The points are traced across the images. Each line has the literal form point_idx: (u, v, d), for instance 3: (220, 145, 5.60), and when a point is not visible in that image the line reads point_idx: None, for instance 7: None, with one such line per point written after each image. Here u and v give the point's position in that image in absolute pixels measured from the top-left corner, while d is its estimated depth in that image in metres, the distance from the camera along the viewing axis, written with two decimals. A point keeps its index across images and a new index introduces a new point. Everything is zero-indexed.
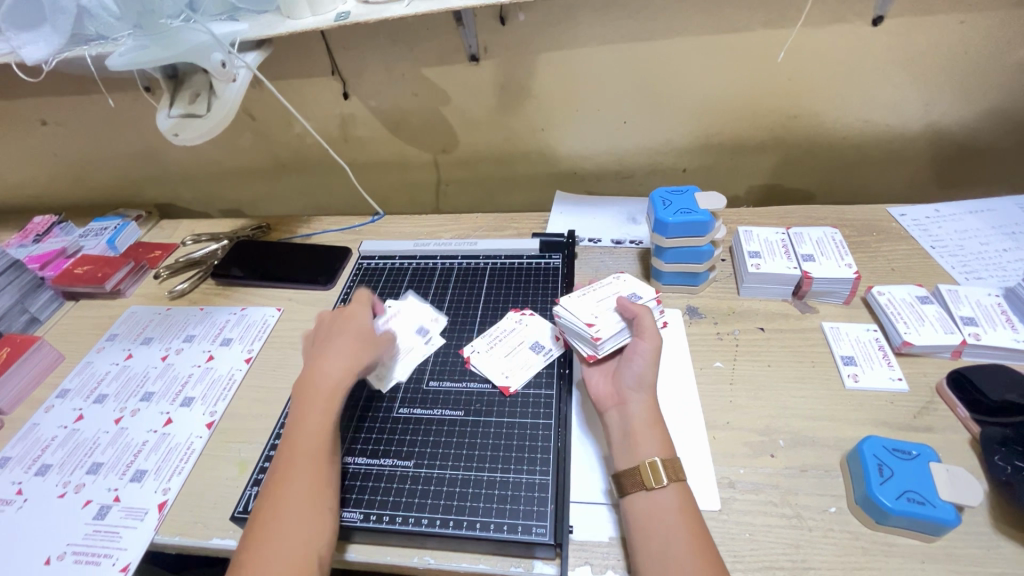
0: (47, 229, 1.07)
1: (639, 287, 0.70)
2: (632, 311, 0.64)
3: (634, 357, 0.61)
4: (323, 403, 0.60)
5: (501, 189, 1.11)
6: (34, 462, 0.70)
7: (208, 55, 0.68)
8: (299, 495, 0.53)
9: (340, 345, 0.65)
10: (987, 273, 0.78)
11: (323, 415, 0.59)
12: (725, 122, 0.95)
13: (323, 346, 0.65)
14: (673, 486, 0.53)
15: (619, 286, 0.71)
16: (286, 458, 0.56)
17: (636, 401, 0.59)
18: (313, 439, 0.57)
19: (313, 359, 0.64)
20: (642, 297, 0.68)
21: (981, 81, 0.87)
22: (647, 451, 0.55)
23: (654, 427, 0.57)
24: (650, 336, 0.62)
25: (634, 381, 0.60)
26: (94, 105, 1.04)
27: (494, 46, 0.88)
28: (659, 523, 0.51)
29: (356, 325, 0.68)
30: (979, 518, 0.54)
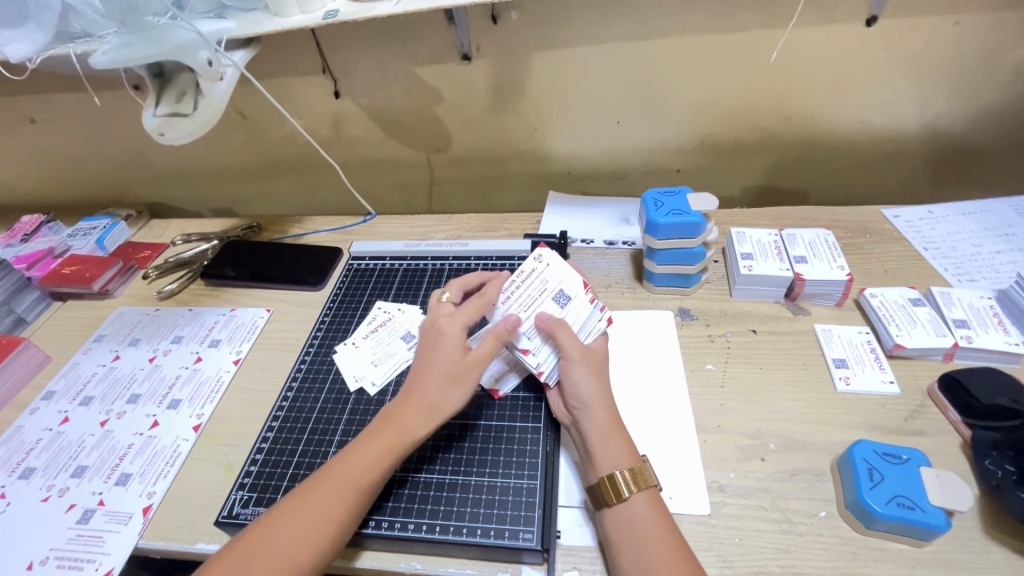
0: (35, 228, 1.06)
1: (566, 277, 0.64)
2: (550, 329, 0.59)
3: (573, 377, 0.59)
4: (386, 446, 0.55)
5: (494, 189, 1.10)
6: (18, 465, 0.69)
7: (194, 53, 0.68)
8: (315, 514, 0.51)
9: (447, 371, 0.57)
10: (979, 276, 0.78)
11: (380, 454, 0.54)
12: (718, 123, 0.95)
13: (427, 364, 0.58)
14: (641, 494, 0.52)
15: (547, 276, 0.64)
16: (324, 476, 0.54)
17: (584, 417, 0.58)
18: (358, 479, 0.53)
19: (421, 381, 0.57)
20: (569, 297, 0.62)
21: (975, 82, 0.86)
22: (607, 464, 0.54)
23: (613, 436, 0.56)
24: (575, 351, 0.59)
25: (576, 398, 0.58)
26: (82, 103, 1.02)
27: (487, 45, 0.88)
28: (631, 532, 0.50)
29: (455, 343, 0.58)
30: (969, 523, 0.54)
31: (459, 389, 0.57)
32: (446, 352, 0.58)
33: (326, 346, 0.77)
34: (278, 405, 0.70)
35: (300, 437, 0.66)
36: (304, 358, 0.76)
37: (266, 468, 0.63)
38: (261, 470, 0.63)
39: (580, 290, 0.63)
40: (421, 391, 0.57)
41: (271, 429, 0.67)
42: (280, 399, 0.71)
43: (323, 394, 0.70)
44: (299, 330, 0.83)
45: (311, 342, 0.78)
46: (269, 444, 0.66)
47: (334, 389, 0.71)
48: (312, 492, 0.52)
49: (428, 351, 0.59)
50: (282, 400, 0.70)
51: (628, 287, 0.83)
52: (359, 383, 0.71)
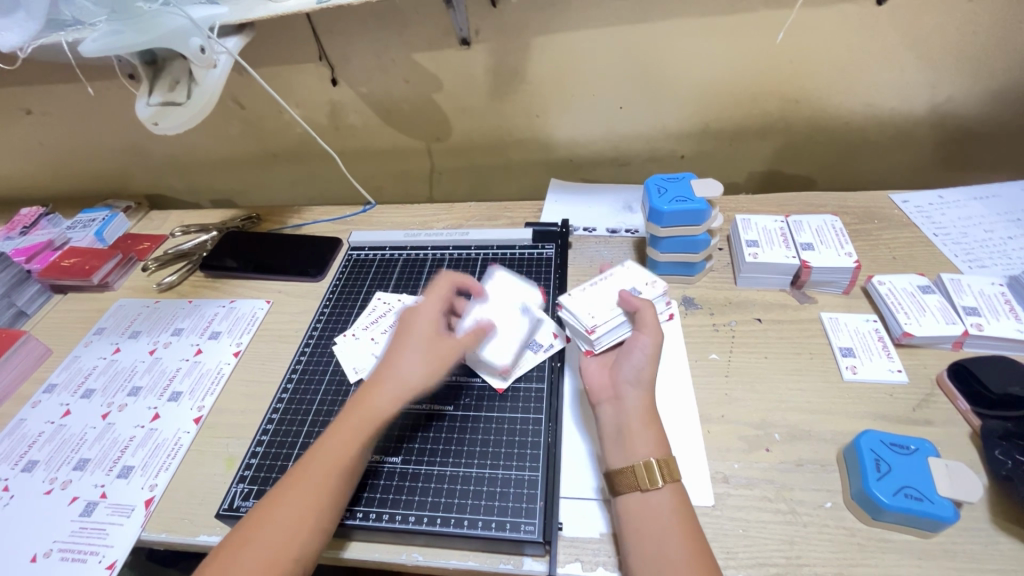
0: (34, 221, 1.05)
1: (638, 277, 0.70)
2: (635, 306, 0.63)
3: (636, 351, 0.60)
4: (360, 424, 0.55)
5: (494, 177, 1.09)
6: (21, 458, 0.69)
7: (186, 39, 0.67)
8: (297, 503, 0.51)
9: (416, 349, 0.60)
10: (990, 262, 0.76)
11: (354, 435, 0.55)
12: (723, 107, 0.93)
13: (400, 343, 0.61)
14: (669, 487, 0.51)
15: (626, 275, 0.70)
16: (302, 466, 0.54)
17: (631, 396, 0.58)
18: (336, 461, 0.53)
19: (388, 360, 0.60)
20: (641, 291, 0.67)
21: (990, 61, 0.84)
22: (642, 450, 0.53)
23: (650, 426, 0.55)
24: (654, 329, 0.61)
25: (631, 373, 0.59)
26: (76, 93, 1.01)
27: (486, 29, 0.85)
28: (653, 524, 0.50)
29: (424, 326, 0.62)
30: (977, 513, 0.53)
31: (430, 366, 0.59)
32: (419, 332, 0.61)
33: (326, 337, 0.77)
34: (278, 397, 0.69)
35: (301, 428, 0.66)
36: (303, 350, 0.75)
37: (266, 461, 0.63)
38: (261, 463, 0.63)
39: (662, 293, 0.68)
40: (390, 371, 0.59)
41: (271, 422, 0.67)
42: (280, 391, 0.70)
43: (323, 386, 0.70)
44: (299, 321, 0.82)
45: (311, 334, 0.77)
46: (269, 436, 0.65)
47: (334, 381, 0.70)
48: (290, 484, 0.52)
49: (402, 333, 0.62)
50: (282, 393, 0.70)
51: None
52: (359, 375, 0.70)
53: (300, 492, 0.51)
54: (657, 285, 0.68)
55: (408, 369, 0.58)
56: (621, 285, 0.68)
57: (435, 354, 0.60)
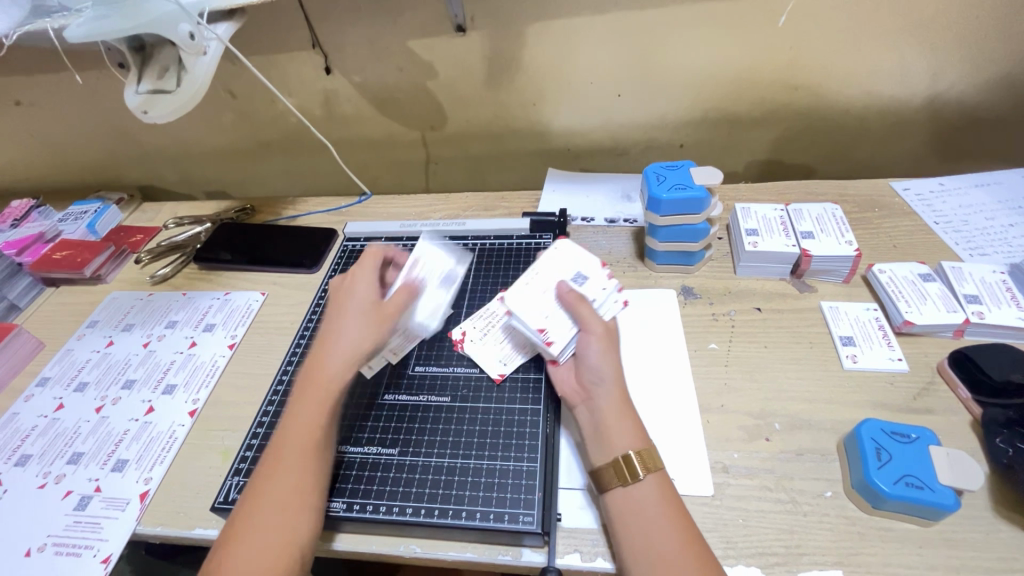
0: (25, 213, 1.04)
1: (581, 262, 0.66)
2: (573, 302, 0.61)
3: (590, 352, 0.58)
4: (323, 395, 0.56)
5: (491, 167, 1.08)
6: (14, 452, 0.68)
7: (175, 26, 0.65)
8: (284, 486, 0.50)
9: (356, 314, 0.61)
10: (991, 250, 0.76)
11: (317, 408, 0.55)
12: (722, 95, 0.92)
13: (336, 311, 0.62)
14: (651, 477, 0.51)
15: (561, 262, 0.66)
16: (276, 451, 0.53)
17: (600, 394, 0.56)
18: (310, 436, 0.53)
19: (328, 330, 0.61)
20: (588, 278, 0.64)
21: (993, 47, 0.82)
22: (619, 444, 0.53)
23: (624, 416, 0.55)
24: (595, 325, 0.59)
25: (593, 374, 0.57)
26: (65, 83, 0.99)
27: (481, 15, 0.84)
28: (639, 517, 0.49)
29: (366, 293, 0.63)
30: (978, 502, 0.53)
31: (372, 329, 0.60)
32: (357, 297, 0.63)
33: (322, 328, 0.76)
34: (274, 389, 0.69)
35: None
36: (299, 341, 0.74)
37: (262, 454, 0.62)
38: (256, 456, 0.62)
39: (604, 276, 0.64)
40: (333, 340, 0.59)
41: (267, 414, 0.66)
42: (275, 383, 0.70)
43: None
44: (295, 313, 0.81)
45: (307, 325, 0.77)
46: (265, 428, 0.65)
47: None
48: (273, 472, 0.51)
49: (338, 300, 0.64)
50: (278, 384, 0.69)
51: (630, 265, 0.81)
52: None
53: (283, 475, 0.51)
54: (596, 269, 0.65)
55: (345, 339, 0.59)
56: (560, 276, 0.65)
57: (372, 321, 0.60)
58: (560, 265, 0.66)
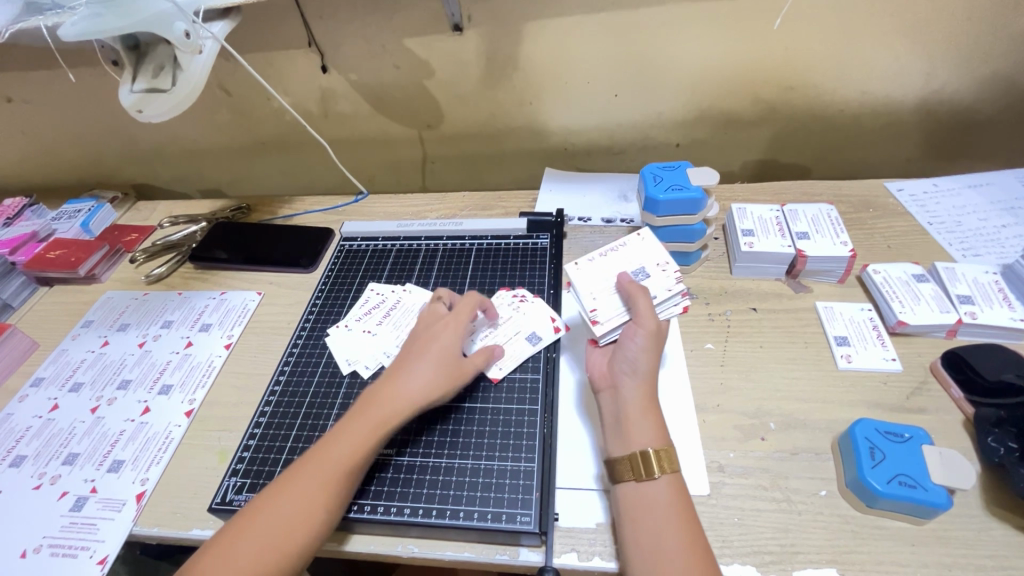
0: (17, 211, 1.03)
1: (653, 255, 0.66)
2: (632, 292, 0.61)
3: (634, 343, 0.58)
4: (369, 425, 0.54)
5: (488, 166, 1.08)
6: (9, 453, 0.68)
7: (170, 24, 0.65)
8: (300, 498, 0.50)
9: (427, 361, 0.59)
10: (984, 250, 0.76)
11: (365, 436, 0.54)
12: (719, 95, 0.92)
13: (415, 355, 0.60)
14: (666, 476, 0.51)
15: (635, 251, 0.67)
16: (305, 462, 0.53)
17: (627, 386, 0.57)
18: (342, 461, 0.52)
19: (403, 366, 0.59)
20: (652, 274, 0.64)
21: (986, 49, 0.83)
22: (639, 440, 0.53)
23: (649, 413, 0.55)
24: (647, 321, 0.59)
25: (628, 364, 0.58)
26: (59, 81, 0.99)
27: (478, 14, 0.84)
28: (649, 515, 0.49)
29: (446, 345, 0.61)
30: (969, 500, 0.53)
31: (438, 384, 0.58)
32: (435, 346, 0.60)
33: (320, 328, 0.76)
34: (271, 390, 0.69)
35: (294, 421, 0.65)
36: (295, 342, 0.74)
37: (259, 454, 0.62)
38: (254, 456, 0.62)
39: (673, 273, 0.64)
40: (396, 384, 0.57)
41: (264, 414, 0.66)
42: (272, 383, 0.69)
43: (316, 378, 0.69)
44: (291, 313, 0.81)
45: (304, 325, 0.77)
46: (262, 429, 0.65)
47: (327, 373, 0.70)
48: (294, 480, 0.52)
49: (419, 343, 0.61)
50: (274, 385, 0.69)
51: None
52: (352, 366, 0.70)
53: (303, 487, 0.51)
54: (670, 269, 0.64)
55: (414, 384, 0.57)
56: (628, 263, 0.65)
57: (444, 372, 0.59)
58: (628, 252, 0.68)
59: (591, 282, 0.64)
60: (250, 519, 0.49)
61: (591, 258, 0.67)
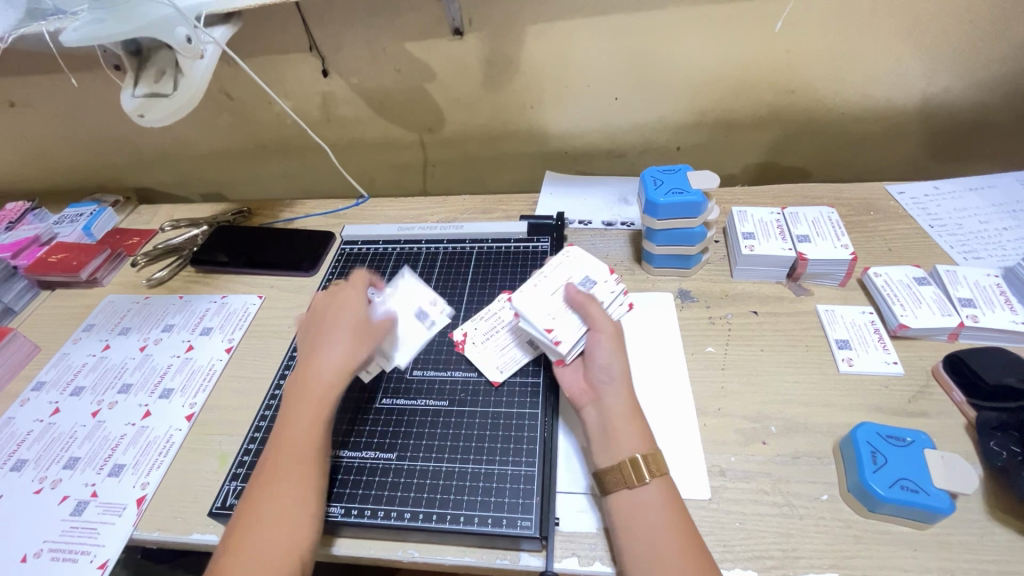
0: (20, 215, 1.03)
1: (592, 266, 0.66)
2: (583, 302, 0.60)
3: (601, 350, 0.58)
4: (313, 411, 0.56)
5: (489, 170, 1.08)
6: (10, 457, 0.68)
7: (171, 29, 0.65)
8: (272, 502, 0.51)
9: (342, 334, 0.61)
10: (985, 253, 0.76)
11: (309, 424, 0.56)
12: (719, 98, 0.92)
13: (325, 334, 0.61)
14: (656, 481, 0.51)
15: (568, 266, 0.66)
16: (266, 468, 0.53)
17: (609, 393, 0.56)
18: (301, 452, 0.54)
19: (315, 347, 0.61)
20: (595, 281, 0.64)
21: (987, 51, 0.83)
22: (627, 446, 0.53)
23: (633, 419, 0.55)
24: (605, 325, 0.59)
25: (603, 373, 0.57)
26: (61, 85, 0.99)
27: (479, 18, 0.84)
28: (641, 522, 0.49)
29: (345, 313, 0.63)
30: (972, 504, 0.53)
31: (357, 344, 0.61)
32: (338, 321, 0.62)
33: None
34: (272, 393, 0.69)
35: None
36: (296, 344, 0.74)
37: (259, 458, 0.62)
38: (254, 460, 0.62)
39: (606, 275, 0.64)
40: (318, 362, 0.59)
41: (265, 418, 0.66)
42: (273, 386, 0.69)
43: None
44: (292, 316, 0.81)
45: None
46: (262, 433, 0.65)
47: None
48: (264, 486, 0.52)
49: (320, 327, 0.62)
50: (275, 389, 0.69)
51: (627, 269, 0.81)
52: None
53: (277, 489, 0.52)
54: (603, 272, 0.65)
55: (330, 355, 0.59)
56: (569, 278, 0.64)
57: (352, 336, 0.61)
58: (568, 266, 0.66)
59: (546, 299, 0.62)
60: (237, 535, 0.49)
61: (537, 281, 0.64)
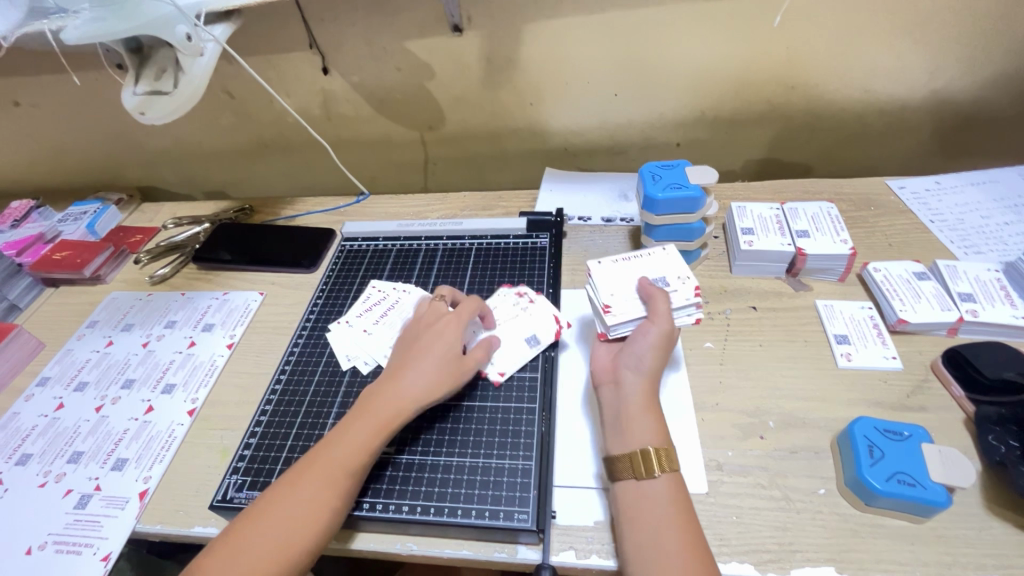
0: (25, 214, 1.04)
1: (673, 269, 0.64)
2: (649, 294, 0.60)
3: (644, 339, 0.59)
4: (379, 424, 0.55)
5: (489, 167, 1.08)
6: (15, 451, 0.69)
7: (172, 27, 0.66)
8: (308, 495, 0.51)
9: (428, 365, 0.59)
10: (987, 248, 0.76)
11: (369, 437, 0.54)
12: (719, 95, 0.92)
13: (415, 354, 0.60)
14: (665, 476, 0.51)
15: (659, 260, 0.65)
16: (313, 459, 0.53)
17: (630, 383, 0.57)
18: (350, 462, 0.53)
19: (401, 370, 0.59)
20: (671, 283, 0.62)
21: (989, 45, 0.83)
22: (639, 437, 0.53)
23: (646, 413, 0.55)
24: (664, 320, 0.59)
25: (635, 360, 0.58)
26: (66, 85, 1.00)
27: (478, 15, 0.84)
28: (649, 512, 0.50)
29: (447, 346, 0.61)
30: (969, 499, 0.53)
31: (439, 382, 0.58)
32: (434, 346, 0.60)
33: (321, 326, 0.76)
34: (272, 388, 0.69)
35: (294, 419, 0.65)
36: (297, 340, 0.75)
37: (260, 452, 0.63)
38: (255, 454, 0.63)
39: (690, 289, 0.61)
40: (401, 381, 0.58)
41: (265, 413, 0.66)
42: (273, 382, 0.70)
43: (316, 377, 0.70)
44: (293, 313, 0.82)
45: (305, 323, 0.77)
46: (262, 427, 0.65)
47: (328, 372, 0.70)
48: (306, 472, 0.52)
49: (413, 346, 0.61)
50: (275, 384, 0.70)
51: None
52: (352, 362, 0.70)
53: (314, 482, 0.51)
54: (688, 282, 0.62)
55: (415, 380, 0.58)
56: (648, 270, 0.64)
57: (443, 376, 0.59)
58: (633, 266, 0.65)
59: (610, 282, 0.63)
60: (264, 514, 0.50)
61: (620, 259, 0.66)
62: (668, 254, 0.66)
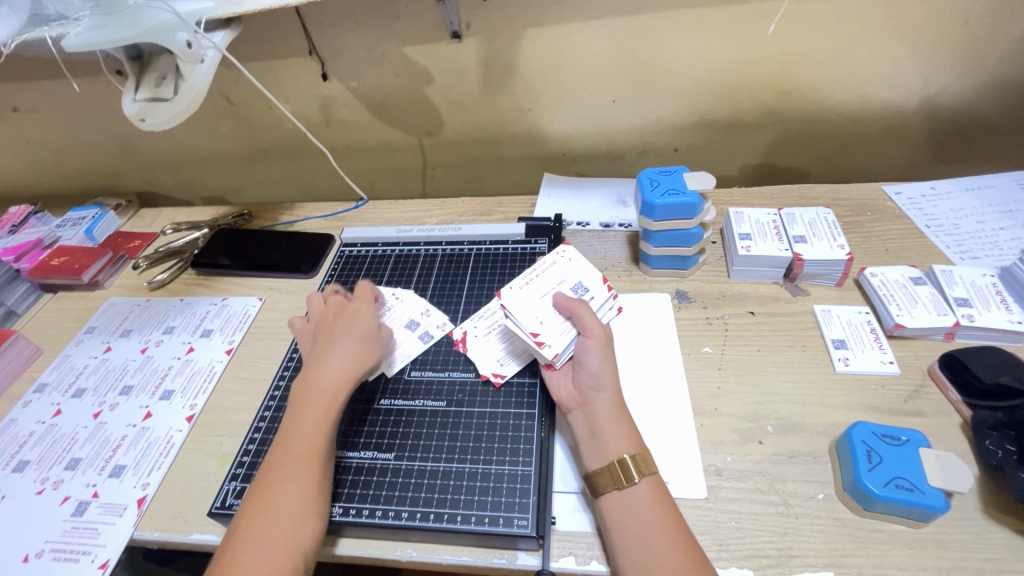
0: (22, 219, 1.04)
1: (584, 273, 0.67)
2: (571, 308, 0.61)
3: (590, 355, 0.59)
4: (322, 411, 0.57)
5: (487, 172, 1.08)
6: (12, 458, 0.69)
7: (173, 34, 0.66)
8: (289, 494, 0.51)
9: (342, 343, 0.62)
10: (982, 253, 0.76)
11: (319, 424, 0.56)
12: (716, 100, 0.92)
13: (329, 344, 0.63)
14: (646, 480, 0.51)
15: (564, 270, 0.67)
16: (276, 467, 0.54)
17: (598, 399, 0.57)
18: (309, 451, 0.54)
19: (318, 361, 0.61)
20: (587, 289, 0.65)
21: (984, 51, 0.83)
22: (615, 448, 0.53)
23: (620, 420, 0.55)
24: (595, 330, 0.60)
25: (592, 379, 0.58)
26: (65, 90, 1.00)
27: (477, 22, 0.85)
28: (634, 519, 0.50)
29: (351, 320, 0.65)
30: (968, 503, 0.53)
31: (358, 349, 0.62)
32: (346, 326, 0.64)
33: None
34: (271, 395, 0.69)
35: None
36: (296, 347, 0.75)
37: (258, 459, 0.62)
38: (253, 461, 0.62)
39: (600, 288, 0.65)
40: (327, 366, 0.60)
41: (264, 419, 0.66)
42: (273, 387, 0.70)
43: None
44: (292, 319, 0.82)
45: None
46: (261, 433, 0.65)
47: None
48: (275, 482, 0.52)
49: (327, 334, 0.64)
50: (275, 390, 0.70)
51: (624, 270, 0.82)
52: None
53: (284, 486, 0.52)
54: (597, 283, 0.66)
55: (335, 365, 0.60)
56: (561, 284, 0.65)
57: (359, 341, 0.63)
58: (561, 273, 0.67)
59: (533, 308, 0.63)
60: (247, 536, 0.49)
61: (529, 280, 0.66)
62: (567, 262, 0.68)
